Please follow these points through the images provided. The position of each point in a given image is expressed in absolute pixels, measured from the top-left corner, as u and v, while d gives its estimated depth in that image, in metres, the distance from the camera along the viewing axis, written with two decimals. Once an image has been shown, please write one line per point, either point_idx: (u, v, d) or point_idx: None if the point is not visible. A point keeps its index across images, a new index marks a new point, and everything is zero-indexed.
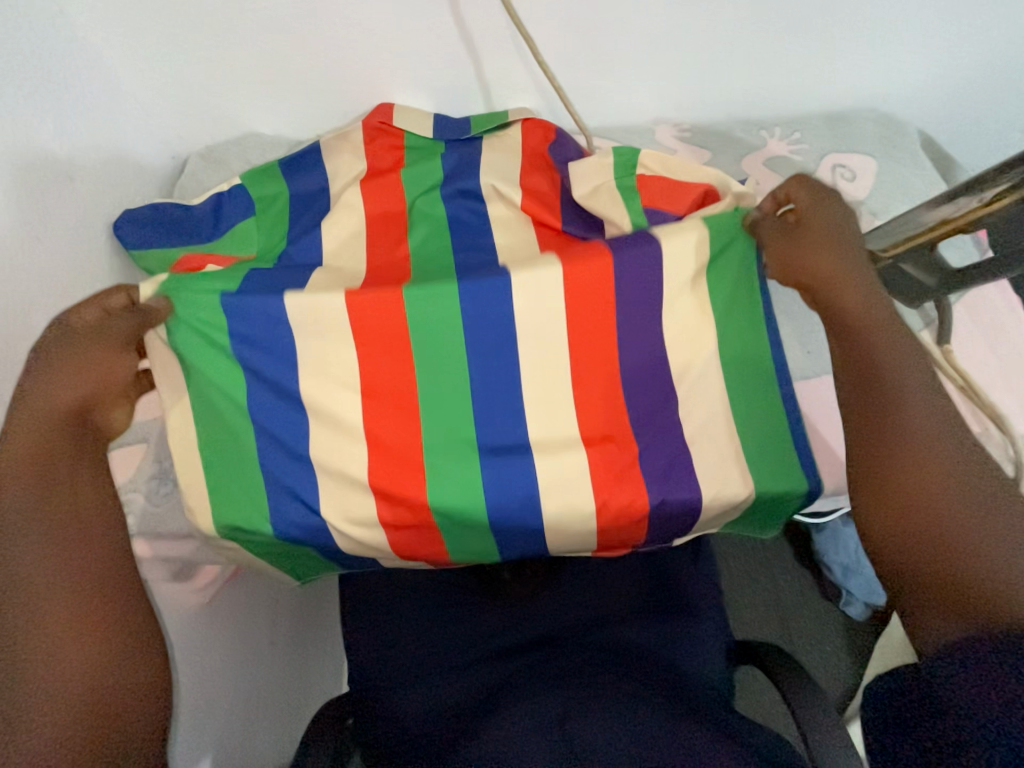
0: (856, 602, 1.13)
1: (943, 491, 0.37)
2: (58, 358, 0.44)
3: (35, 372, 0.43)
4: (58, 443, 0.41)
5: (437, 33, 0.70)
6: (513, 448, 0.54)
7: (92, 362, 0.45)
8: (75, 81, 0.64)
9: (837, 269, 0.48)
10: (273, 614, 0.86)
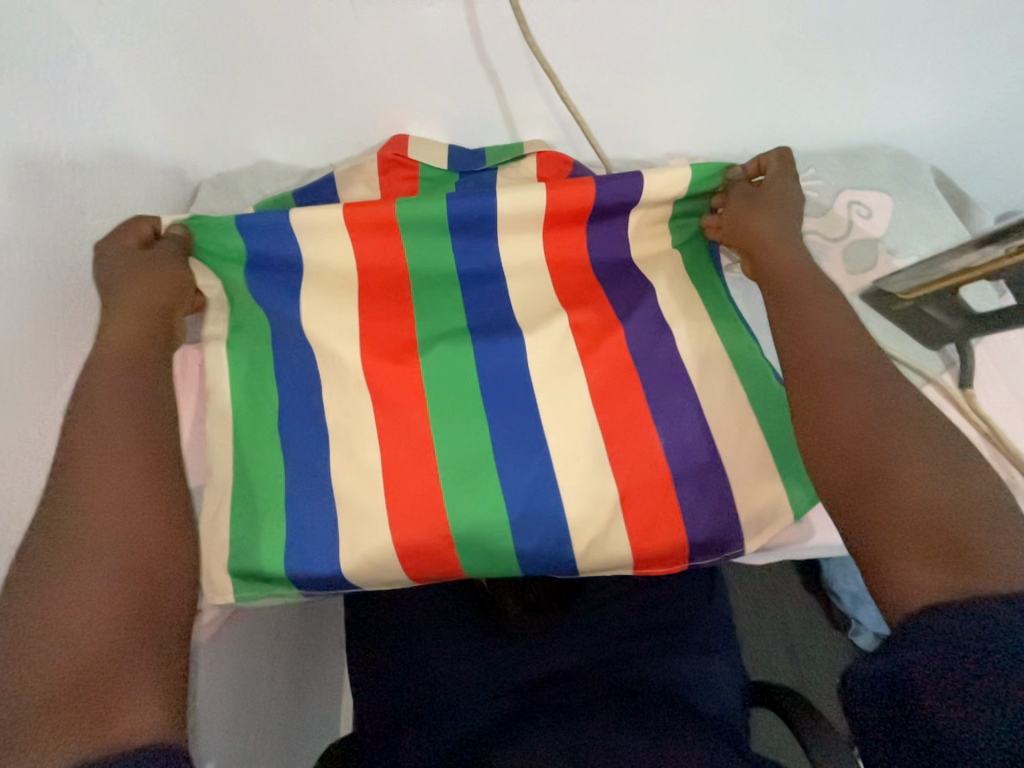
0: (865, 632, 1.06)
1: (878, 435, 0.44)
2: (124, 267, 0.56)
3: (110, 275, 0.56)
4: (137, 325, 0.54)
5: (455, 68, 0.70)
6: (533, 454, 0.56)
7: (151, 275, 0.56)
8: (89, 114, 0.64)
9: (777, 241, 0.59)
10: (274, 644, 0.83)
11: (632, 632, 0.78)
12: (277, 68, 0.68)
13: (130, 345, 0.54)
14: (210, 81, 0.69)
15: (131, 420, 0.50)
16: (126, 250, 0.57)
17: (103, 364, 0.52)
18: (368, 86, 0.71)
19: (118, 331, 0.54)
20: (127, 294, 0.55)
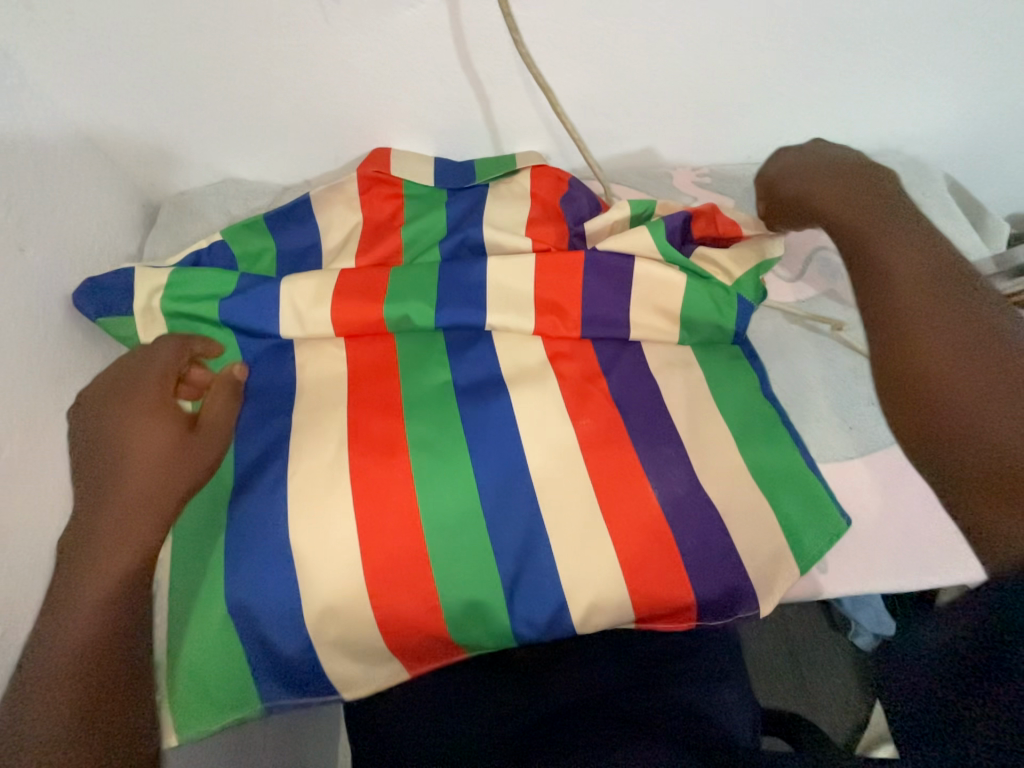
0: (865, 633, 1.04)
1: (948, 352, 0.43)
2: (153, 409, 0.50)
3: (146, 416, 0.50)
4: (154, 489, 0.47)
5: (442, 78, 0.64)
6: (523, 507, 0.52)
7: (171, 453, 0.49)
8: (26, 132, 0.56)
9: (830, 195, 0.58)
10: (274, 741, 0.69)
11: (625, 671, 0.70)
12: (242, 80, 0.61)
13: (116, 532, 0.46)
14: (169, 92, 0.61)
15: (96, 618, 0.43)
16: (147, 401, 0.50)
17: (88, 537, 0.46)
18: (346, 99, 0.65)
19: (103, 517, 0.46)
20: (132, 471, 0.47)
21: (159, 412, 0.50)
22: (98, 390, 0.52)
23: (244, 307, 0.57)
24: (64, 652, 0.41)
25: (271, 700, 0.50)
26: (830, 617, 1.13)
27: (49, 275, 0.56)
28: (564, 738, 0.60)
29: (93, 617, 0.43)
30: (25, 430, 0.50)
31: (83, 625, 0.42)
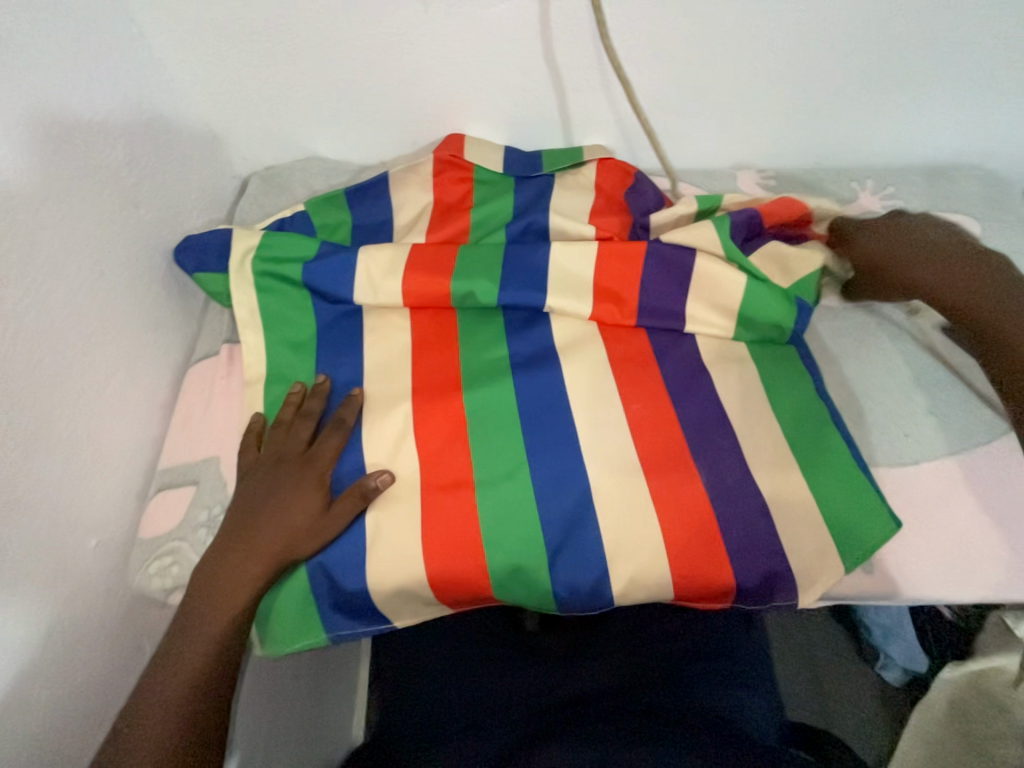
0: (894, 666, 1.00)
1: None
2: (297, 476, 0.53)
3: (292, 483, 0.53)
4: (276, 556, 0.50)
5: (521, 69, 0.67)
6: (570, 480, 0.55)
7: (297, 527, 0.51)
8: (148, 101, 0.61)
9: (929, 256, 0.60)
10: (297, 673, 0.76)
11: (645, 660, 0.76)
12: (337, 62, 0.66)
13: (232, 592, 0.49)
14: (271, 72, 0.66)
15: (198, 674, 0.47)
16: (297, 468, 0.54)
17: (218, 575, 0.50)
18: (431, 85, 0.68)
19: (227, 568, 0.50)
20: (267, 534, 0.51)
21: (304, 485, 0.53)
22: (255, 432, 0.57)
23: (324, 270, 0.61)
24: (172, 681, 0.46)
25: (335, 630, 0.53)
26: (858, 644, 1.08)
27: (155, 232, 0.61)
28: (582, 713, 0.67)
29: (207, 647, 0.48)
30: (124, 366, 0.56)
31: (191, 671, 0.47)
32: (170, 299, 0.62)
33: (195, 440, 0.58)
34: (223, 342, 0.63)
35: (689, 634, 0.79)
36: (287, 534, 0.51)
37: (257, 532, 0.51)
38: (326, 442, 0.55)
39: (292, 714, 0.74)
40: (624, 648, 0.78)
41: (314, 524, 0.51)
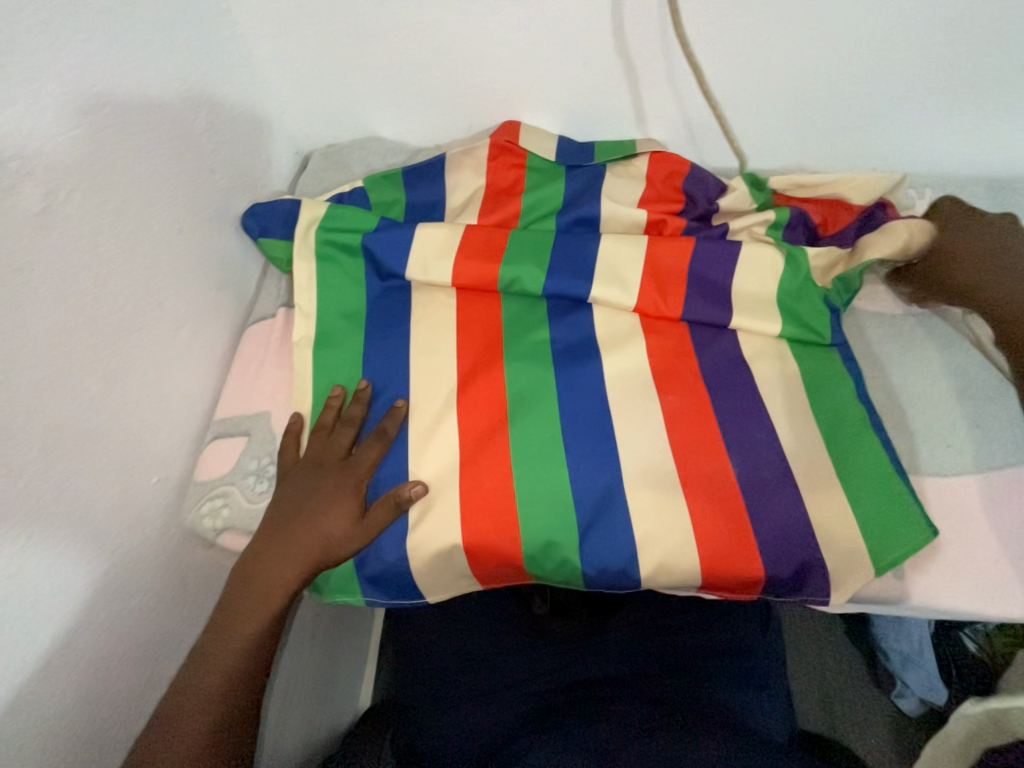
0: (910, 695, 0.97)
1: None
2: (333, 485, 0.55)
3: (328, 491, 0.54)
4: (312, 559, 0.53)
5: (583, 60, 0.67)
6: (602, 462, 0.56)
7: (335, 532, 0.53)
8: (228, 73, 0.64)
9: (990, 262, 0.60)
10: (313, 627, 0.80)
11: (660, 652, 0.77)
12: (406, 45, 0.68)
13: (271, 586, 0.52)
14: (342, 52, 0.69)
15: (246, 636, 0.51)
16: (333, 475, 0.55)
17: (257, 570, 0.52)
18: (493, 72, 0.70)
19: (266, 565, 0.53)
20: (304, 537, 0.53)
21: (340, 493, 0.54)
22: (298, 434, 0.58)
23: (380, 246, 0.64)
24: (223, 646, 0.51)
25: (370, 596, 0.56)
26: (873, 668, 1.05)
27: (225, 198, 0.64)
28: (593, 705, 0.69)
29: (254, 617, 0.52)
30: (192, 321, 0.59)
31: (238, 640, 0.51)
32: (234, 263, 0.66)
33: (248, 396, 0.61)
34: (281, 306, 0.66)
35: (708, 627, 0.79)
36: (323, 539, 0.53)
37: (295, 534, 0.53)
38: (363, 452, 0.56)
39: (311, 656, 0.80)
40: (639, 637, 0.79)
41: (348, 531, 0.53)
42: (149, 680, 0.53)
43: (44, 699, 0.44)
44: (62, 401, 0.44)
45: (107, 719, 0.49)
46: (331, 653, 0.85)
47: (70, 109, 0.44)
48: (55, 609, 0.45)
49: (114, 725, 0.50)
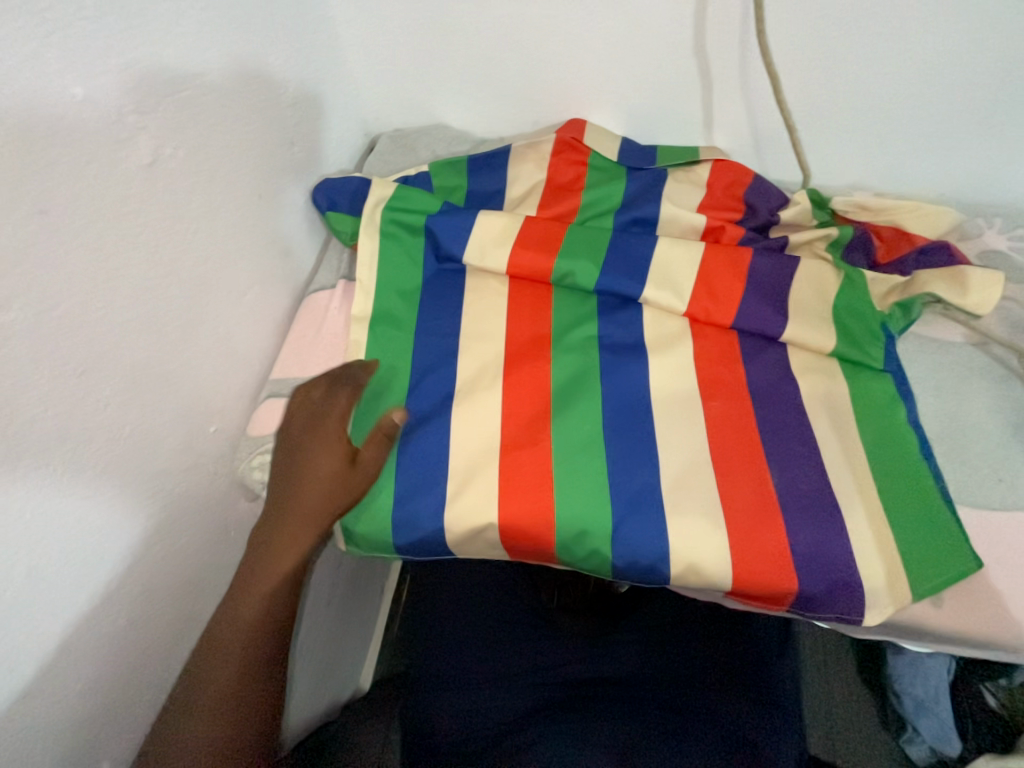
0: (920, 742, 0.93)
1: None
2: (324, 446, 0.54)
3: (319, 452, 0.53)
4: (316, 519, 0.52)
5: (657, 63, 0.68)
6: (641, 457, 0.57)
7: (331, 485, 0.53)
8: (315, 51, 0.67)
9: None
10: (334, 585, 0.83)
11: (677, 657, 0.78)
12: (485, 36, 0.70)
13: (280, 552, 0.52)
14: (423, 39, 0.71)
15: (273, 597, 0.51)
16: (322, 437, 0.54)
17: (267, 538, 0.52)
18: (566, 69, 0.71)
19: (273, 535, 0.52)
20: (307, 501, 0.53)
21: (330, 450, 0.53)
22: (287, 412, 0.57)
23: (441, 228, 0.66)
24: (247, 609, 0.51)
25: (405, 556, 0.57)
26: (884, 714, 1.01)
27: (300, 170, 0.67)
28: (609, 701, 0.71)
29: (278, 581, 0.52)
30: (261, 283, 0.62)
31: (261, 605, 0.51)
32: (301, 233, 0.69)
33: (303, 361, 0.64)
34: (340, 277, 0.69)
35: (724, 640, 0.80)
36: (325, 495, 0.53)
37: (297, 501, 0.53)
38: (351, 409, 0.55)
39: (324, 622, 0.82)
40: (650, 643, 0.80)
41: (351, 483, 0.53)
42: (189, 620, 0.56)
43: (104, 617, 0.47)
44: (150, 342, 0.47)
45: (149, 649, 0.51)
46: (344, 619, 0.88)
47: (187, 66, 0.47)
48: (120, 537, 0.47)
49: (154, 656, 0.52)
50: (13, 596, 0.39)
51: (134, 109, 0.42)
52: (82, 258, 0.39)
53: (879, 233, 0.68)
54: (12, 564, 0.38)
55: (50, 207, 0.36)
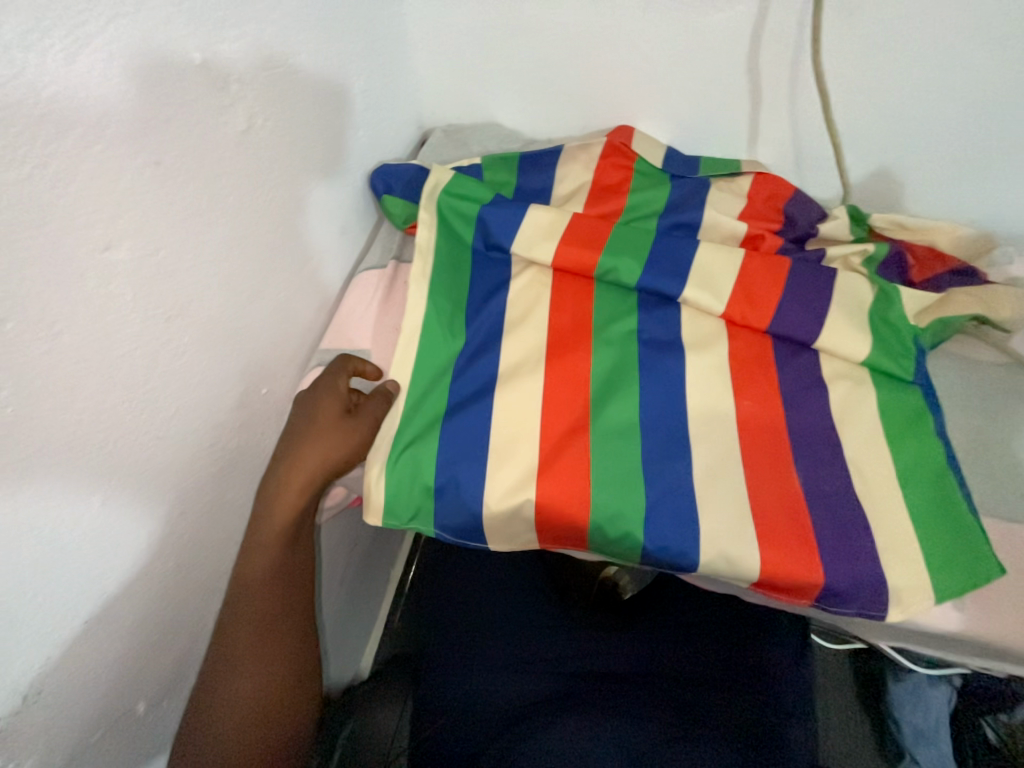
0: None
1: None
2: (320, 409, 0.57)
3: (317, 413, 0.56)
4: (317, 470, 0.55)
5: (709, 76, 0.72)
6: (676, 448, 0.59)
7: (330, 436, 0.56)
8: (386, 42, 0.71)
9: None
10: (347, 564, 0.86)
11: (694, 663, 0.78)
12: (546, 41, 0.74)
13: (282, 506, 0.54)
14: (487, 40, 0.75)
15: (306, 546, 0.56)
16: (319, 399, 0.57)
17: (273, 492, 0.54)
18: (621, 77, 0.75)
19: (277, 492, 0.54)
20: (308, 455, 0.55)
21: (328, 410, 0.57)
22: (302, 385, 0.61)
23: (493, 217, 0.68)
24: (283, 560, 0.54)
25: (439, 528, 0.58)
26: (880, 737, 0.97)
27: (362, 154, 0.70)
28: (624, 695, 0.72)
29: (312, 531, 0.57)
30: (320, 256, 0.64)
31: (298, 554, 0.55)
32: (357, 213, 0.71)
33: (353, 334, 0.66)
34: (390, 259, 0.72)
35: (743, 648, 0.80)
36: (327, 447, 0.55)
37: (297, 457, 0.55)
38: (341, 382, 0.59)
39: (335, 598, 0.84)
40: (662, 638, 0.81)
41: (351, 440, 0.57)
42: (227, 577, 0.57)
43: (159, 560, 0.48)
44: (225, 299, 0.49)
45: (191, 598, 0.53)
46: (353, 599, 0.90)
47: (285, 45, 0.51)
48: (184, 483, 0.48)
49: (195, 605, 0.53)
50: (89, 522, 0.40)
51: (238, 78, 0.45)
52: (184, 209, 0.42)
53: (912, 253, 0.71)
54: (93, 491, 0.40)
55: (163, 159, 0.39)
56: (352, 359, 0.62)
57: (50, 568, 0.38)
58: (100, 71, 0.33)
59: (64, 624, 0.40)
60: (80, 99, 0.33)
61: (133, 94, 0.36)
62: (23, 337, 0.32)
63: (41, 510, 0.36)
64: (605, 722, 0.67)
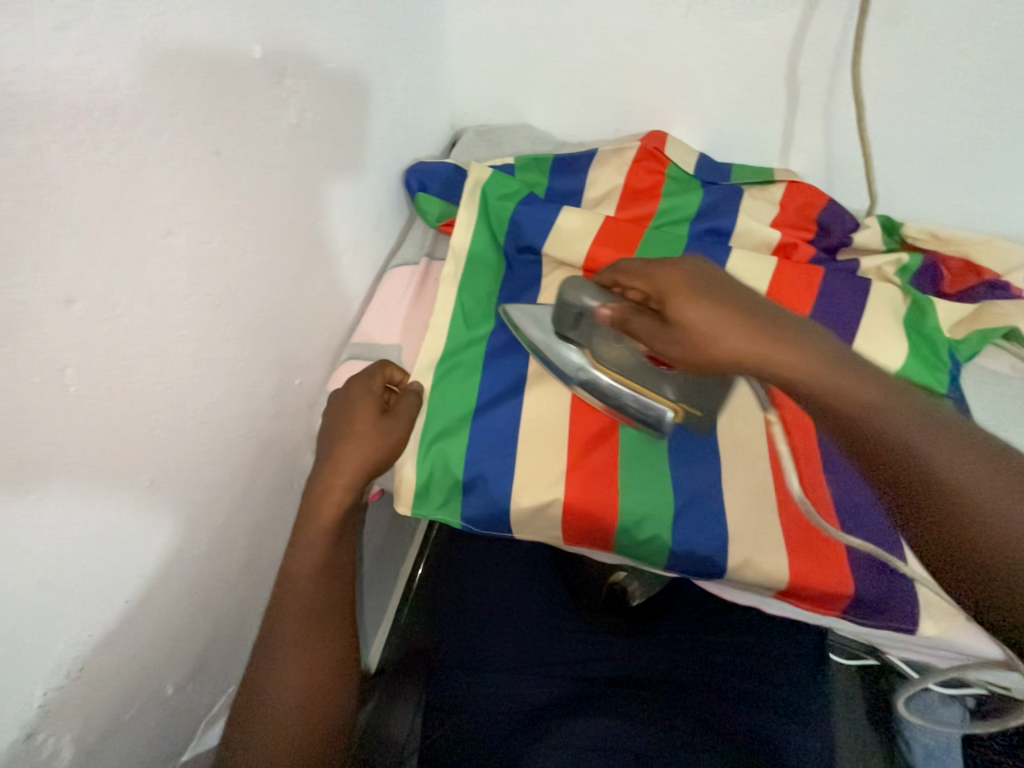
0: None
1: None
2: (357, 407, 0.56)
3: (354, 413, 0.56)
4: (355, 467, 0.55)
5: (745, 84, 0.72)
6: (706, 453, 0.59)
7: (367, 433, 0.55)
8: (426, 42, 0.71)
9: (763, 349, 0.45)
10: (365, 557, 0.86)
11: (707, 666, 0.78)
12: (583, 45, 0.74)
13: (322, 501, 0.54)
14: (524, 42, 0.76)
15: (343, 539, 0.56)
16: (354, 399, 0.57)
17: (312, 487, 0.55)
18: (656, 82, 0.75)
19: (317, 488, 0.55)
20: (347, 452, 0.55)
21: (363, 408, 0.56)
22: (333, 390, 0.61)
23: (527, 218, 0.69)
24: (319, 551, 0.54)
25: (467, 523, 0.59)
26: None
27: (398, 150, 0.71)
28: (634, 699, 0.72)
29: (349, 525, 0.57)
30: (355, 251, 0.65)
31: (334, 546, 0.55)
32: (391, 209, 0.72)
33: (384, 328, 0.67)
34: (422, 255, 0.72)
35: (760, 658, 0.79)
36: (365, 443, 0.55)
37: (337, 454, 0.55)
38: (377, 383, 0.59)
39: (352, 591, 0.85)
40: (676, 645, 0.81)
41: (391, 437, 0.56)
42: (255, 564, 0.57)
43: (195, 543, 0.48)
44: (269, 288, 0.50)
45: (221, 582, 0.53)
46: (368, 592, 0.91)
47: (333, 41, 0.51)
48: (222, 467, 0.49)
49: (224, 591, 0.54)
50: (135, 501, 0.41)
51: (292, 74, 0.46)
52: (237, 198, 0.43)
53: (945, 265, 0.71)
54: (141, 470, 0.40)
55: (223, 150, 0.40)
56: (385, 363, 0.61)
57: (98, 545, 0.39)
58: (174, 60, 0.34)
59: (106, 601, 0.41)
60: (153, 86, 0.33)
61: (198, 83, 0.37)
62: (89, 317, 0.33)
63: (93, 486, 0.37)
64: (615, 728, 0.67)
